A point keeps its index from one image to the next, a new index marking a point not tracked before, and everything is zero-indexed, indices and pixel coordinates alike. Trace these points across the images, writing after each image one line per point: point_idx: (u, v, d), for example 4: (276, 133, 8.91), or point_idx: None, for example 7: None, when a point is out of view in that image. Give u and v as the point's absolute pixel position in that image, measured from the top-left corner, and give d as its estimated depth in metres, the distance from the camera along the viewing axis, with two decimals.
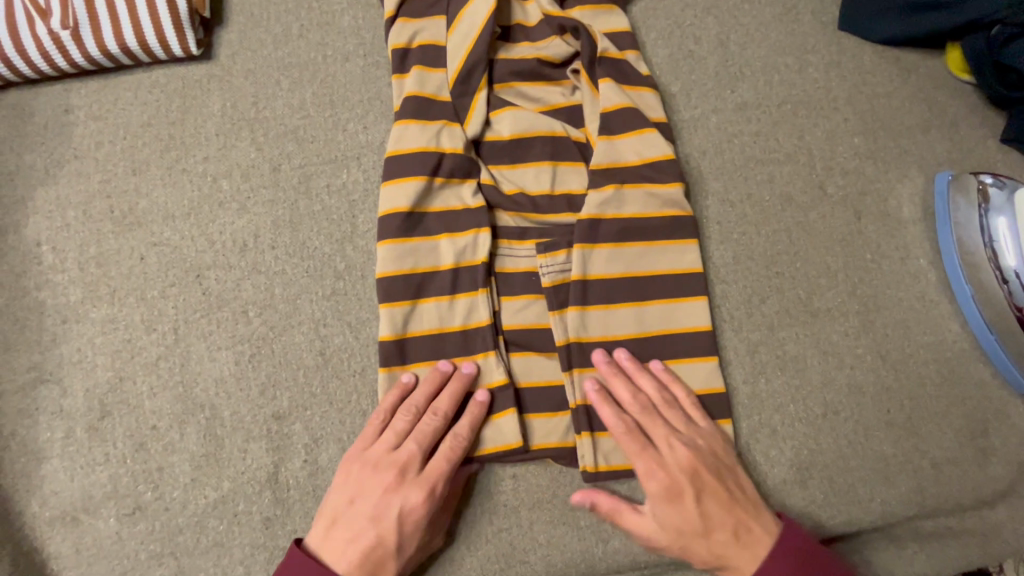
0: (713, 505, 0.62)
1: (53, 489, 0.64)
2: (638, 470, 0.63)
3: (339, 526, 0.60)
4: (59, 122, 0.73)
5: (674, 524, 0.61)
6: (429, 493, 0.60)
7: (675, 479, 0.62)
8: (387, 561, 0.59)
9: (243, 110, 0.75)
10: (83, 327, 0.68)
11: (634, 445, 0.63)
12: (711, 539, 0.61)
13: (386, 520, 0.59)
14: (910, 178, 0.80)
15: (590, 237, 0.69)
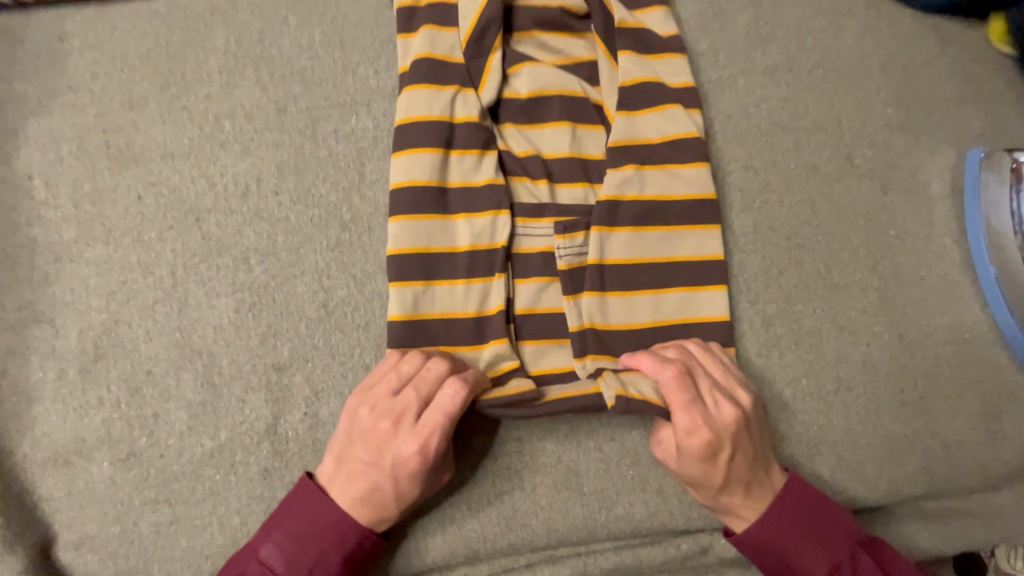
0: (742, 461, 0.61)
1: (44, 431, 0.62)
2: (681, 423, 0.59)
3: (340, 467, 0.59)
4: (52, 50, 0.69)
5: (699, 476, 0.60)
6: (424, 444, 0.57)
7: (719, 437, 0.59)
8: (384, 507, 0.58)
9: (249, 47, 0.71)
10: (76, 267, 0.65)
11: (679, 399, 0.59)
12: (726, 491, 0.61)
13: (383, 467, 0.57)
14: (941, 153, 0.77)
15: (609, 220, 0.66)
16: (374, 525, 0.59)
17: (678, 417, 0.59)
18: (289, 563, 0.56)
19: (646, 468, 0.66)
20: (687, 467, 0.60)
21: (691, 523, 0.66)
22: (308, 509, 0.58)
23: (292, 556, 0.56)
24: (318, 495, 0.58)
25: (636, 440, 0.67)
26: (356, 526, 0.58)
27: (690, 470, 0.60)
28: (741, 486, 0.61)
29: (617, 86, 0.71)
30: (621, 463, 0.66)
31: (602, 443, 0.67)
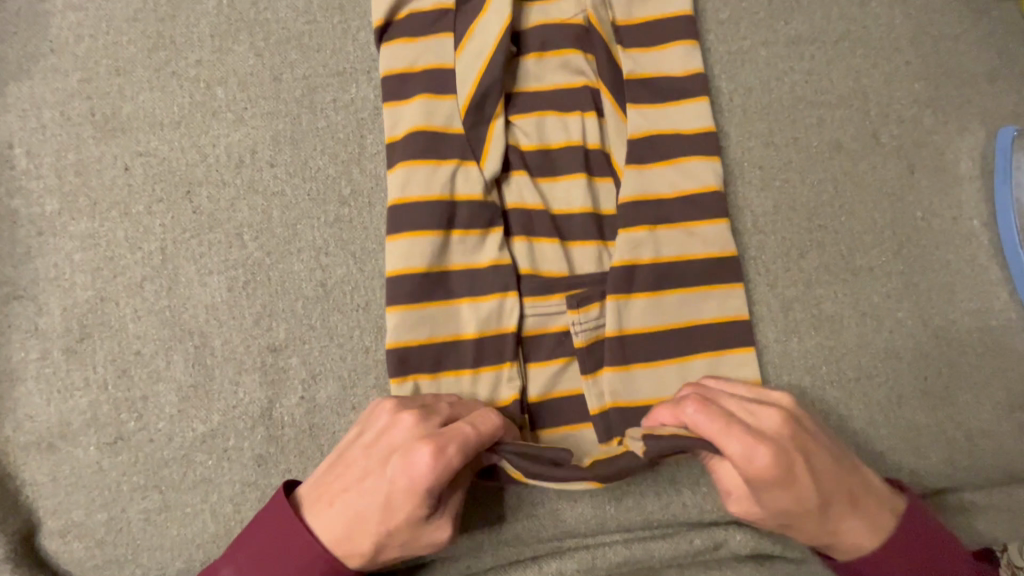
0: (820, 475, 0.54)
1: (26, 414, 0.59)
2: (737, 451, 0.50)
3: (335, 472, 0.54)
4: (33, 10, 0.65)
5: (790, 506, 0.53)
6: (425, 475, 0.49)
7: (787, 457, 0.52)
8: (364, 534, 0.52)
9: (242, 9, 0.67)
10: (60, 242, 0.62)
11: (722, 433, 0.51)
12: (828, 514, 0.55)
13: (377, 486, 0.51)
14: (971, 131, 0.73)
15: (626, 285, 0.62)
16: (344, 559, 0.53)
17: (730, 446, 0.50)
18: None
19: None
20: (772, 501, 0.53)
21: (704, 515, 0.63)
22: (273, 533, 0.53)
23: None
24: (288, 519, 0.53)
25: None
26: (326, 555, 0.52)
27: (779, 504, 0.53)
28: (848, 504, 0.55)
29: (627, 137, 0.66)
30: None
31: None
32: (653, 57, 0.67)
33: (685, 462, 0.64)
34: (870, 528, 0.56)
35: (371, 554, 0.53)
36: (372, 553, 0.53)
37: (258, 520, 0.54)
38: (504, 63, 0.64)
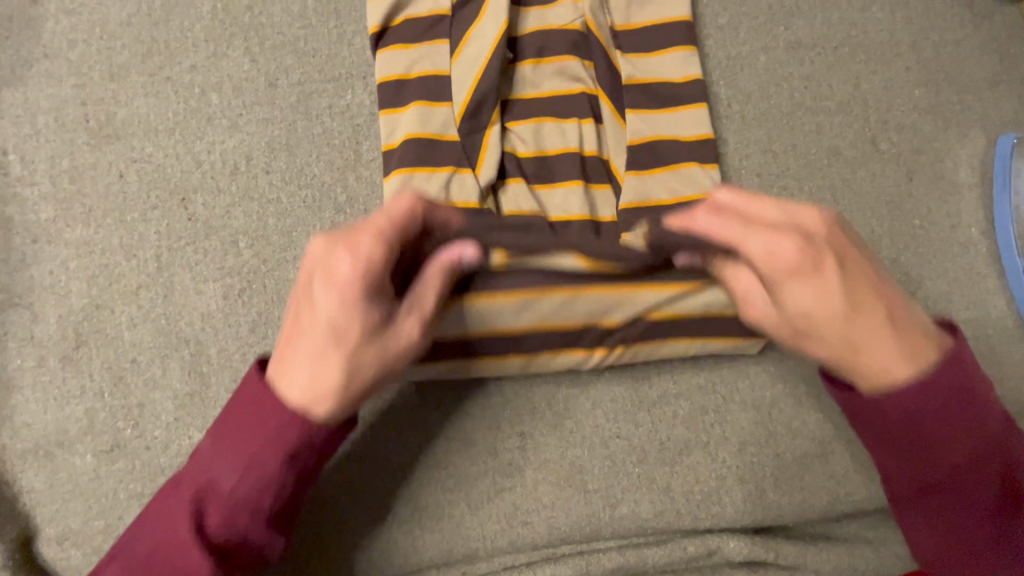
0: (855, 292, 0.51)
1: (24, 421, 0.59)
2: (757, 249, 0.50)
3: (280, 342, 0.52)
4: (25, 15, 0.65)
5: (819, 305, 0.50)
6: (354, 274, 0.48)
7: (816, 250, 0.50)
8: (325, 372, 0.49)
9: (237, 14, 0.66)
10: (56, 249, 0.61)
11: (749, 232, 0.50)
12: (860, 323, 0.51)
13: (315, 319, 0.49)
14: (971, 138, 0.73)
15: (628, 277, 0.60)
16: (312, 409, 0.50)
17: (751, 245, 0.50)
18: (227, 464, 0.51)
19: (653, 466, 0.64)
20: (804, 295, 0.50)
21: (697, 521, 0.64)
22: (247, 409, 0.51)
23: (224, 458, 0.51)
24: (257, 389, 0.51)
25: (643, 438, 0.65)
26: (292, 409, 0.50)
27: (809, 301, 0.51)
28: (880, 323, 0.51)
29: (626, 143, 0.65)
30: (627, 460, 0.64)
31: (609, 439, 0.64)
32: (652, 63, 0.67)
33: (679, 470, 0.64)
34: (906, 353, 0.51)
35: (344, 390, 0.50)
36: (344, 388, 0.50)
37: (234, 401, 0.52)
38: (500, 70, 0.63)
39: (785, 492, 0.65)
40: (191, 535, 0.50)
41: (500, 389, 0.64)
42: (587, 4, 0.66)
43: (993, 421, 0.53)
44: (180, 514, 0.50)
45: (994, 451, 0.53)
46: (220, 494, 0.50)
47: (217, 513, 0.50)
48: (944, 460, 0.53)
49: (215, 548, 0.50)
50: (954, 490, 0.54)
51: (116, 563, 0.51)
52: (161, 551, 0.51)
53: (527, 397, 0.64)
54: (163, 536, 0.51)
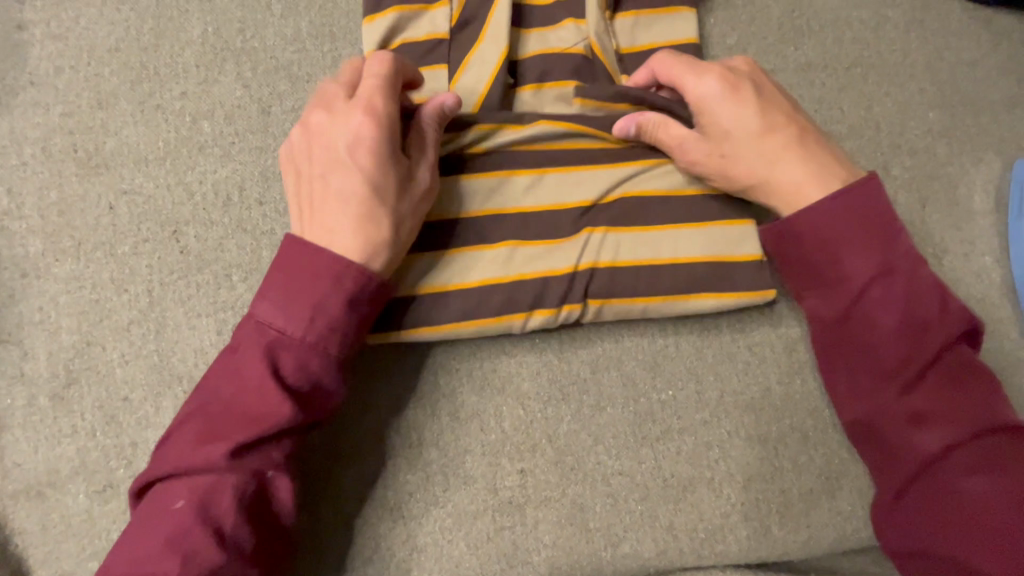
0: (779, 125, 0.59)
1: (14, 461, 0.58)
2: (700, 87, 0.58)
3: (305, 213, 0.54)
4: (11, 41, 0.63)
5: (735, 123, 0.58)
6: (377, 127, 0.52)
7: (735, 76, 0.59)
8: (375, 222, 0.52)
9: (229, 38, 0.64)
10: (45, 284, 0.60)
11: (685, 69, 0.59)
12: (775, 138, 0.58)
13: (347, 172, 0.53)
14: (986, 163, 0.70)
15: (600, 158, 0.62)
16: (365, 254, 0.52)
17: (692, 85, 0.59)
18: (286, 313, 0.50)
19: (656, 504, 0.63)
20: (725, 114, 0.58)
21: (701, 560, 0.62)
22: (302, 261, 0.51)
23: (281, 309, 0.50)
24: (309, 243, 0.51)
25: (646, 474, 0.63)
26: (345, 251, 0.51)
27: (730, 118, 0.58)
28: (786, 140, 0.58)
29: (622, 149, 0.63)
30: (630, 498, 0.63)
31: (611, 476, 0.63)
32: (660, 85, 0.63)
33: (682, 508, 0.63)
34: (816, 167, 0.58)
35: (394, 238, 0.53)
36: (393, 229, 0.53)
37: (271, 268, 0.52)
38: (500, 97, 0.61)
39: (791, 529, 0.64)
40: (269, 382, 0.49)
41: (500, 425, 0.63)
42: (591, 26, 0.62)
43: (894, 247, 0.54)
44: (252, 366, 0.49)
45: (898, 282, 0.54)
46: (291, 340, 0.50)
47: (292, 358, 0.50)
48: (843, 290, 0.55)
49: (294, 393, 0.50)
50: (864, 330, 0.54)
51: (196, 420, 0.50)
52: (237, 406, 0.49)
53: (527, 433, 0.63)
54: (240, 388, 0.49)
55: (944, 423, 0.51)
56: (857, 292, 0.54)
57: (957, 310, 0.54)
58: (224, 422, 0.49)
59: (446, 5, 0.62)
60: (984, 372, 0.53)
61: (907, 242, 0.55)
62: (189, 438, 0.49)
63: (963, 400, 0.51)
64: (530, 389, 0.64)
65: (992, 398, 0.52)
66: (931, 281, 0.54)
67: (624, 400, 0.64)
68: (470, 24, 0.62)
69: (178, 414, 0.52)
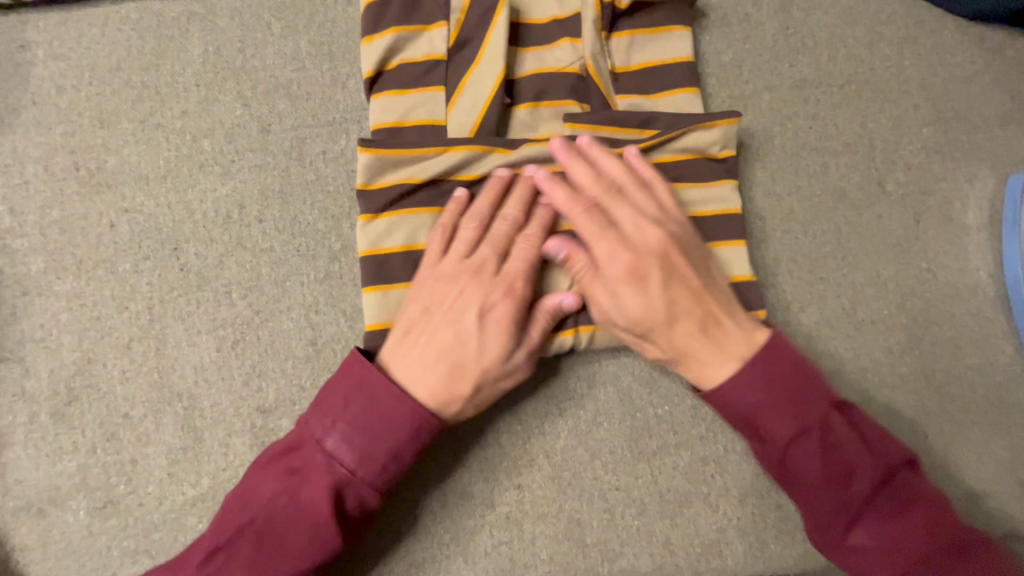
0: (680, 290, 0.55)
1: (16, 478, 0.58)
2: (599, 251, 0.55)
3: (405, 337, 0.55)
4: (14, 61, 0.64)
5: (640, 304, 0.55)
6: (511, 307, 0.55)
7: (633, 254, 0.55)
8: (460, 383, 0.54)
9: (228, 57, 0.65)
10: (47, 301, 0.61)
11: (594, 230, 0.56)
12: (675, 329, 0.55)
13: (462, 318, 0.55)
14: (979, 178, 0.71)
15: None
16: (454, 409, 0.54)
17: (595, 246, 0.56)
18: (360, 455, 0.51)
19: (653, 519, 0.63)
20: (626, 303, 0.55)
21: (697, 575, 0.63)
22: (374, 401, 0.52)
23: (365, 450, 0.51)
24: (382, 381, 0.53)
25: (642, 489, 0.64)
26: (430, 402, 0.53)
27: (633, 307, 0.55)
28: (687, 331, 0.55)
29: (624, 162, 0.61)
30: (626, 513, 0.63)
31: (608, 492, 0.63)
32: (654, 104, 0.64)
33: (679, 523, 0.63)
34: (716, 344, 0.55)
35: (472, 400, 0.55)
36: (481, 388, 0.55)
37: (363, 395, 0.53)
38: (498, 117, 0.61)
39: (787, 544, 0.64)
40: (328, 522, 0.51)
41: (497, 441, 0.63)
42: (586, 47, 0.63)
43: (813, 398, 0.53)
44: (320, 499, 0.51)
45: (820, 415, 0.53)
46: (355, 482, 0.52)
47: (352, 496, 0.52)
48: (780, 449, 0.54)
49: (344, 526, 0.52)
50: (800, 486, 0.54)
51: (252, 534, 0.52)
52: (290, 531, 0.51)
53: (524, 449, 0.63)
54: (296, 516, 0.51)
55: (890, 564, 0.52)
56: (782, 454, 0.53)
57: (878, 445, 0.54)
58: (275, 543, 0.52)
59: (445, 26, 0.62)
60: (923, 499, 0.53)
61: (824, 385, 0.55)
62: (240, 549, 0.52)
63: (904, 531, 0.52)
64: (527, 406, 0.64)
65: (934, 522, 0.52)
66: (850, 425, 0.54)
67: (621, 416, 0.65)
68: (468, 43, 0.63)
69: (225, 515, 0.54)
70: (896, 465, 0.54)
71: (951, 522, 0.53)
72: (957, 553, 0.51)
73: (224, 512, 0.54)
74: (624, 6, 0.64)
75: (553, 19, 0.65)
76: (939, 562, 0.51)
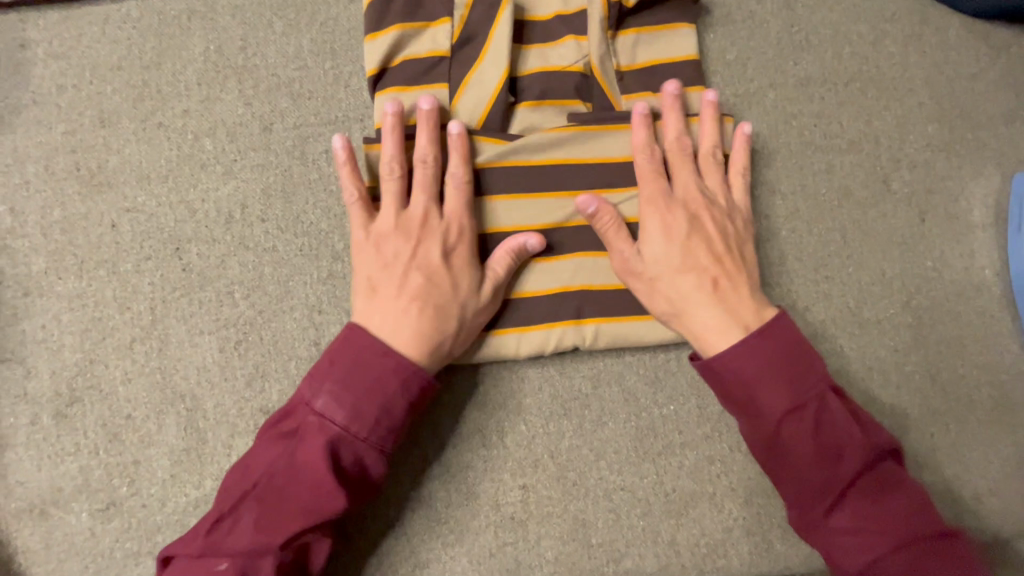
0: (702, 251, 0.58)
1: (18, 479, 0.58)
2: (645, 189, 0.59)
3: (373, 298, 0.56)
4: (14, 59, 0.64)
5: (663, 249, 0.57)
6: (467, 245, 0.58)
7: (673, 207, 0.59)
8: (445, 321, 0.55)
9: (230, 56, 0.65)
10: (48, 301, 0.60)
11: (653, 173, 0.59)
12: (684, 280, 0.57)
13: (427, 266, 0.56)
14: (984, 176, 0.71)
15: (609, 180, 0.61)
16: (443, 348, 0.55)
17: (644, 182, 0.59)
18: (349, 413, 0.51)
19: (658, 519, 0.63)
20: (651, 247, 0.57)
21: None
22: (356, 355, 0.53)
23: (344, 399, 0.51)
24: (363, 334, 0.54)
25: (647, 489, 0.63)
26: (406, 346, 0.54)
27: (651, 255, 0.57)
28: (694, 286, 0.57)
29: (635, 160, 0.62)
30: (631, 513, 0.63)
31: (613, 492, 0.63)
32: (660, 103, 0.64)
33: (684, 523, 0.63)
34: (724, 310, 0.56)
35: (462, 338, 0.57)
36: (465, 323, 0.56)
37: (334, 354, 0.53)
38: (504, 116, 0.62)
39: (792, 544, 0.64)
40: (328, 477, 0.50)
41: (501, 441, 0.63)
42: (592, 46, 0.62)
43: (809, 376, 0.53)
44: (313, 454, 0.50)
45: (808, 392, 0.53)
46: (352, 439, 0.51)
47: (350, 452, 0.51)
48: (766, 422, 0.53)
49: (347, 485, 0.51)
50: (787, 461, 0.53)
51: (255, 500, 0.51)
52: (294, 491, 0.51)
53: (528, 448, 0.63)
54: (296, 473, 0.51)
55: (868, 546, 0.50)
56: (775, 427, 0.52)
57: (870, 430, 0.53)
58: (279, 506, 0.51)
59: (448, 22, 0.61)
60: (904, 489, 0.52)
61: (823, 366, 0.54)
62: (242, 514, 0.51)
63: (884, 515, 0.51)
64: (531, 405, 0.64)
65: (913, 510, 0.51)
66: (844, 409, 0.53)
67: (625, 416, 0.64)
68: (471, 41, 0.62)
69: (227, 487, 0.52)
70: (883, 454, 0.53)
71: (930, 513, 0.52)
72: (930, 543, 0.50)
73: (229, 487, 0.52)
74: (631, 5, 0.64)
75: (557, 16, 0.64)
76: (917, 549, 0.50)
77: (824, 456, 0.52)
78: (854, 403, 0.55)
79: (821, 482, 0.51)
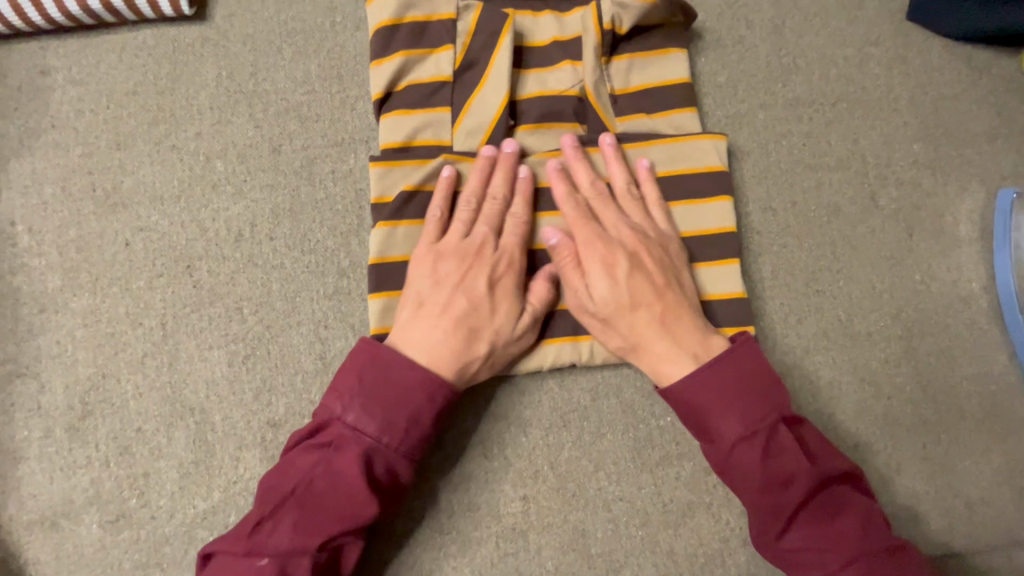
0: (642, 283, 0.59)
1: (30, 492, 0.59)
2: (580, 235, 0.60)
3: (420, 313, 0.57)
4: (35, 85, 0.66)
5: (608, 289, 0.58)
6: (516, 277, 0.60)
7: (610, 247, 0.59)
8: (478, 348, 0.57)
9: (241, 81, 0.67)
10: (62, 318, 0.62)
11: (583, 220, 0.61)
12: (635, 316, 0.58)
13: (474, 290, 0.58)
14: (970, 192, 0.73)
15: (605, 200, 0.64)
16: (471, 370, 0.57)
17: (577, 231, 0.61)
18: (383, 423, 0.53)
19: (656, 529, 0.64)
20: (595, 289, 0.58)
21: None
22: (390, 367, 0.55)
23: (382, 412, 0.53)
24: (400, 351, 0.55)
25: (646, 499, 0.65)
26: (443, 369, 0.56)
27: (598, 294, 0.58)
28: (645, 320, 0.58)
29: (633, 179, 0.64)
30: (630, 524, 0.64)
31: (612, 502, 0.64)
32: (653, 125, 0.67)
33: (682, 533, 0.64)
34: (685, 342, 0.57)
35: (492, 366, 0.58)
36: (495, 349, 0.58)
37: (372, 370, 0.55)
38: (504, 137, 0.64)
39: None
40: (363, 484, 0.52)
41: (502, 452, 0.64)
42: (586, 72, 0.65)
43: (761, 404, 0.55)
44: (352, 465, 0.52)
45: (760, 420, 0.54)
46: (383, 448, 0.53)
47: (382, 463, 0.53)
48: (722, 449, 0.55)
49: (377, 494, 0.53)
50: (740, 485, 0.54)
51: (292, 507, 0.52)
52: (328, 498, 0.52)
53: (529, 460, 0.64)
54: (332, 482, 0.52)
55: (821, 562, 0.52)
56: (728, 453, 0.54)
57: (820, 456, 0.55)
58: (318, 510, 0.52)
59: (450, 49, 0.64)
60: (856, 508, 0.54)
61: (780, 394, 0.56)
62: (281, 518, 0.52)
63: (836, 531, 0.52)
64: (531, 417, 0.65)
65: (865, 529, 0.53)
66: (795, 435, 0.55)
67: (624, 427, 0.66)
68: (472, 67, 0.65)
69: (263, 491, 0.54)
70: (835, 476, 0.54)
71: (882, 530, 0.53)
72: (881, 560, 0.52)
73: (264, 492, 0.54)
74: (624, 31, 0.66)
75: (554, 41, 0.67)
76: (870, 564, 0.51)
77: (776, 482, 0.53)
78: (808, 426, 0.57)
79: (773, 504, 0.53)
